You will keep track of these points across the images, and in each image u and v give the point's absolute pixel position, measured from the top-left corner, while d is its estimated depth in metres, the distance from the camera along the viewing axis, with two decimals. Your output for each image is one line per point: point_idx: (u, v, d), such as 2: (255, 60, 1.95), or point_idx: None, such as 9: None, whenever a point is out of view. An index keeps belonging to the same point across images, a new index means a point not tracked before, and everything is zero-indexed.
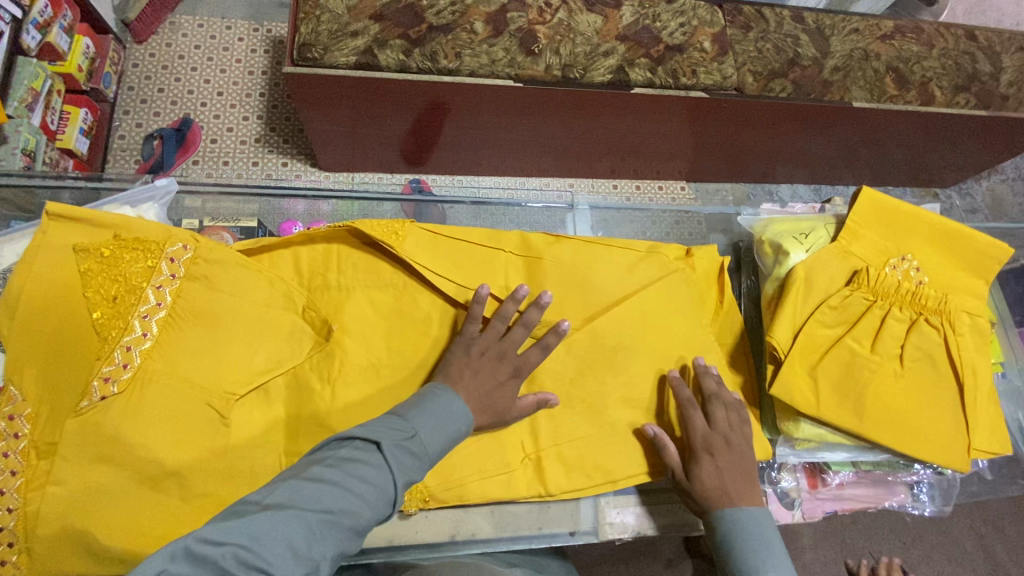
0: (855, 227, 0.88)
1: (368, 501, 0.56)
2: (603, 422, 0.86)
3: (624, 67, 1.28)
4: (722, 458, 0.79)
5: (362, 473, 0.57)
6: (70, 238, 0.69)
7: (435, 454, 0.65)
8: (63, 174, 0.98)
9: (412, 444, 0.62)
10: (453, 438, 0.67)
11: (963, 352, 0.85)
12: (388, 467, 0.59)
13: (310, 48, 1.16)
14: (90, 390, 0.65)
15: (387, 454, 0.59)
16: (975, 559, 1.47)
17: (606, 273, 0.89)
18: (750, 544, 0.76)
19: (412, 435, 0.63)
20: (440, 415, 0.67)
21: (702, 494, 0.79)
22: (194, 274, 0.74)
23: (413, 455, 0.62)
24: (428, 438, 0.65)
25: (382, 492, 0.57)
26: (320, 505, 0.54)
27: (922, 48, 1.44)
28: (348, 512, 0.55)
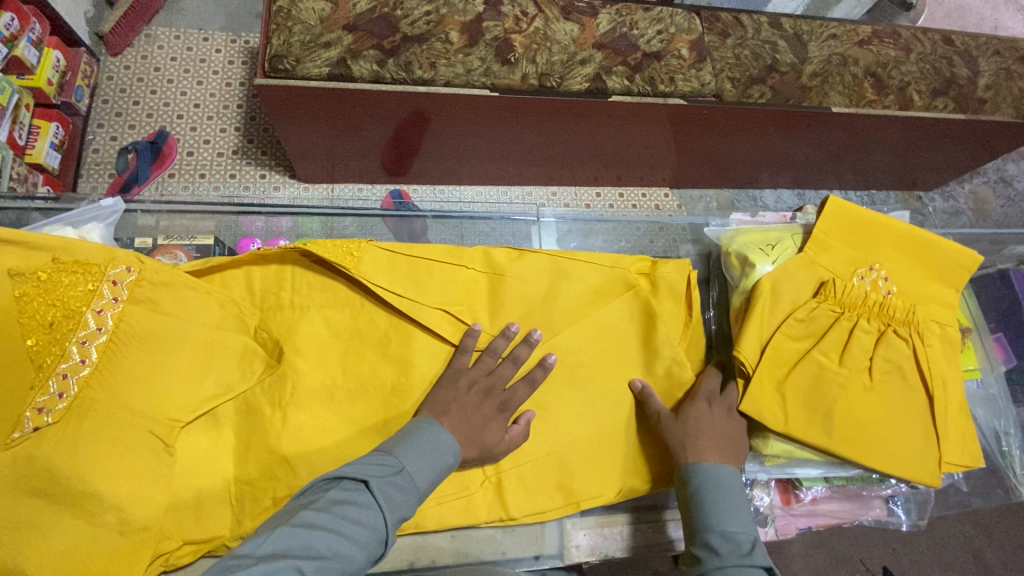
0: (822, 238, 0.87)
1: (362, 543, 0.55)
2: (567, 440, 0.84)
3: (601, 76, 1.26)
4: (717, 415, 0.79)
5: (353, 515, 0.56)
6: (4, 261, 0.66)
7: (425, 488, 0.65)
8: (26, 195, 0.96)
9: (399, 480, 0.62)
10: (439, 472, 0.67)
11: (932, 364, 0.83)
12: (379, 507, 0.58)
13: (280, 59, 1.14)
14: (22, 421, 0.63)
15: (376, 492, 0.59)
16: (964, 564, 1.46)
17: (573, 288, 0.88)
18: (723, 503, 0.71)
19: (398, 470, 0.63)
20: (426, 450, 0.67)
21: (677, 425, 0.79)
22: (137, 296, 0.72)
23: (403, 493, 0.62)
24: (416, 475, 0.64)
25: (374, 531, 0.56)
26: (314, 551, 0.53)
27: (901, 52, 1.43)
28: (341, 556, 0.54)
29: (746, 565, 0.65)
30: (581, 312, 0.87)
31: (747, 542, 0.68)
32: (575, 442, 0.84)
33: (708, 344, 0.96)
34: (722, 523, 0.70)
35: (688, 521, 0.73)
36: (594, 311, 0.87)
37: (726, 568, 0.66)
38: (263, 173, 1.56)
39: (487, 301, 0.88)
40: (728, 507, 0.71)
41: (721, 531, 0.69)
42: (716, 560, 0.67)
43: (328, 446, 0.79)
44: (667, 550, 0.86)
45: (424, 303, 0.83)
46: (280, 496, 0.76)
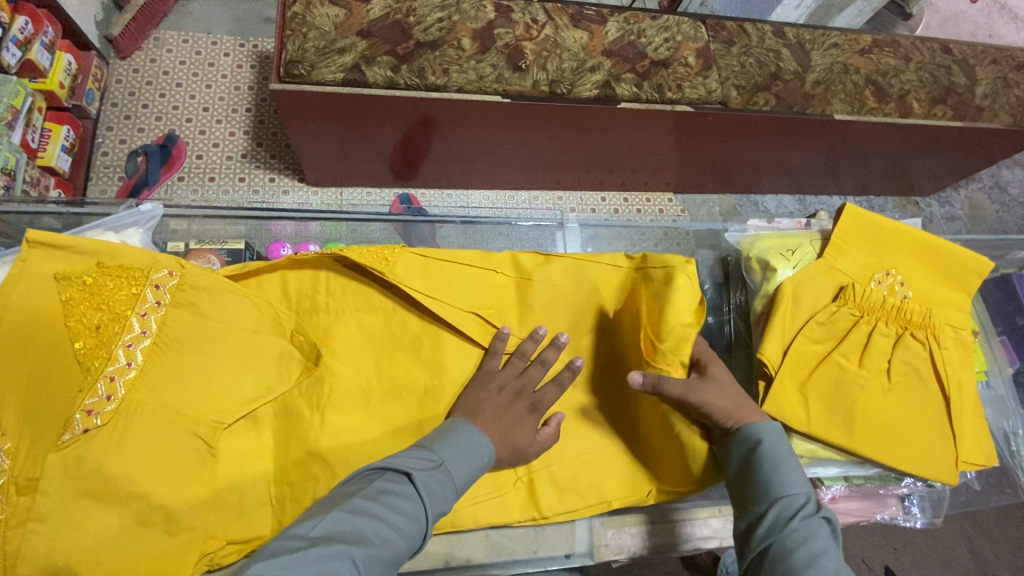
0: (840, 244, 0.90)
1: (405, 535, 0.57)
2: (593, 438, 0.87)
3: (610, 83, 1.29)
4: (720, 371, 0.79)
5: (398, 505, 0.57)
6: (53, 266, 0.68)
7: (462, 485, 0.66)
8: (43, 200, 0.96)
9: (439, 474, 0.63)
10: (475, 470, 0.68)
11: (948, 366, 0.86)
12: (422, 499, 0.60)
13: (296, 64, 1.16)
14: (72, 422, 0.64)
15: (419, 484, 0.60)
16: (965, 562, 1.50)
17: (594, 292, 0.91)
18: (779, 466, 0.69)
19: (440, 465, 0.64)
20: (466, 449, 0.68)
21: (711, 388, 0.74)
22: (179, 301, 0.73)
23: (444, 487, 0.63)
24: (457, 472, 0.65)
25: (417, 522, 0.58)
26: (362, 538, 0.54)
27: (899, 61, 1.47)
28: (386, 544, 0.55)
29: (812, 526, 0.63)
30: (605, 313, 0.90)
31: (803, 502, 0.66)
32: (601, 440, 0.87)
33: (728, 347, 0.99)
34: (784, 484, 0.67)
35: (742, 486, 0.70)
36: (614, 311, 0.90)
37: (785, 528, 0.64)
38: (272, 176, 1.57)
39: (516, 306, 0.90)
40: (790, 470, 0.69)
41: (777, 496, 0.66)
42: (776, 521, 0.65)
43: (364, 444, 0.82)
44: (692, 547, 0.88)
45: (457, 308, 0.86)
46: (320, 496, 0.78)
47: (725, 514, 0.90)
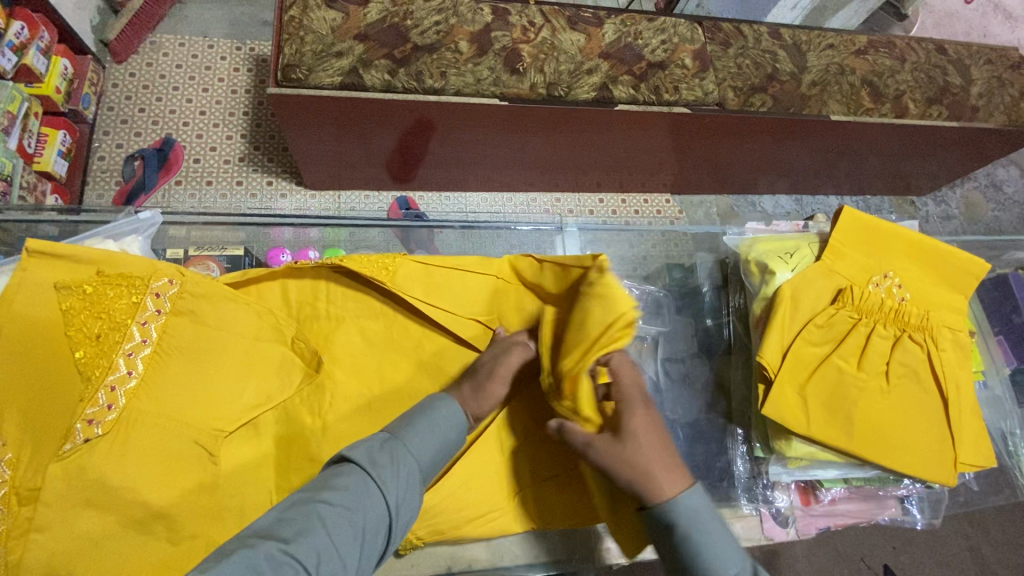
0: (838, 247, 0.91)
1: (357, 514, 0.57)
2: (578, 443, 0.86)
3: (607, 85, 1.29)
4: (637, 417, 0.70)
5: (340, 487, 0.58)
6: (52, 275, 0.68)
7: (431, 453, 0.65)
8: (41, 208, 0.96)
9: (393, 449, 0.63)
10: (443, 437, 0.68)
11: (946, 369, 0.86)
12: (366, 473, 0.60)
13: (294, 68, 1.15)
14: (74, 432, 0.64)
15: (358, 462, 0.60)
16: (963, 561, 1.51)
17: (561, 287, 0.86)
18: (700, 542, 0.63)
19: (388, 439, 0.64)
20: (421, 420, 0.67)
21: (614, 452, 0.68)
22: (180, 309, 0.73)
23: (400, 459, 0.62)
24: (415, 441, 0.65)
25: (367, 497, 0.58)
26: (304, 527, 0.55)
27: (895, 62, 1.48)
28: (333, 525, 0.56)
29: None
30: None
31: None
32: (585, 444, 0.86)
33: (728, 348, 1.03)
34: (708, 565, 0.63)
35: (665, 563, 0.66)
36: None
37: None
38: (270, 180, 1.57)
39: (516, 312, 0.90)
40: (714, 542, 0.64)
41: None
42: None
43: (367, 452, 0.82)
44: None
45: (455, 312, 0.87)
46: None
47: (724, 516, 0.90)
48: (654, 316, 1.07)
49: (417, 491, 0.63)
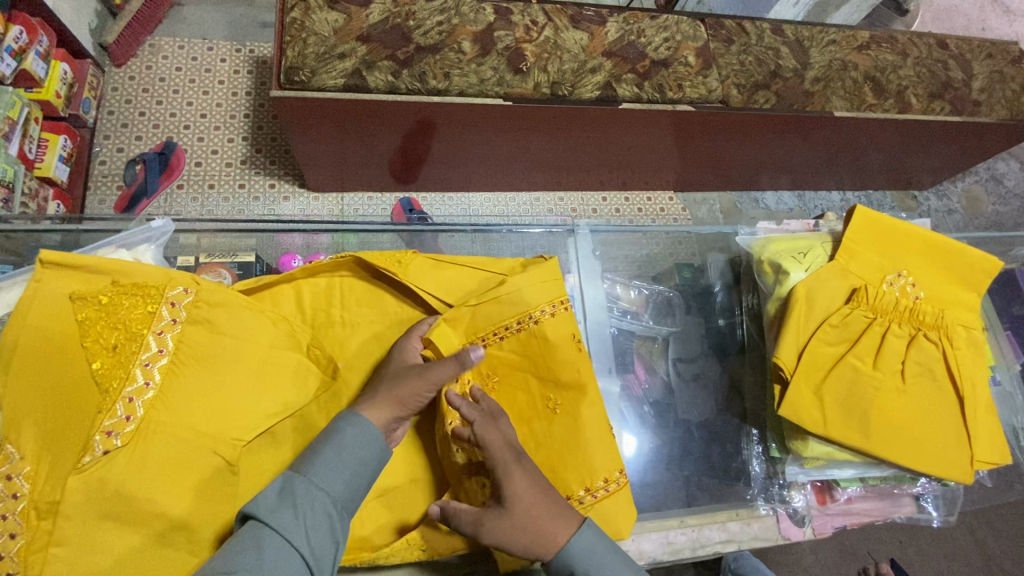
0: (851, 246, 0.91)
1: (266, 567, 0.56)
2: (571, 439, 0.81)
3: (611, 83, 1.29)
4: (515, 477, 0.68)
5: (254, 556, 0.56)
6: (66, 287, 0.69)
7: (345, 486, 0.64)
8: (40, 218, 0.95)
9: (303, 499, 0.61)
10: (353, 463, 0.65)
11: (961, 367, 0.86)
12: (268, 524, 0.59)
13: (296, 71, 1.14)
14: (93, 444, 0.63)
15: (257, 513, 0.59)
16: (968, 554, 1.52)
17: (492, 303, 0.83)
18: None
19: (286, 481, 0.62)
20: (325, 452, 0.65)
21: (500, 524, 0.66)
22: (196, 317, 0.73)
23: (304, 499, 0.61)
24: (320, 473, 0.63)
25: (287, 559, 0.57)
26: None
27: (897, 57, 1.48)
28: None
29: None
30: (516, 331, 0.83)
31: None
32: (575, 439, 0.80)
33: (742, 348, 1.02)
34: None
35: None
36: (519, 325, 0.83)
37: None
38: (273, 183, 1.56)
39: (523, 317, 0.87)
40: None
41: None
42: None
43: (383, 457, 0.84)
44: (708, 549, 0.88)
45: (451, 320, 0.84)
46: None
47: (741, 517, 0.90)
48: (666, 316, 1.08)
49: (335, 525, 0.62)
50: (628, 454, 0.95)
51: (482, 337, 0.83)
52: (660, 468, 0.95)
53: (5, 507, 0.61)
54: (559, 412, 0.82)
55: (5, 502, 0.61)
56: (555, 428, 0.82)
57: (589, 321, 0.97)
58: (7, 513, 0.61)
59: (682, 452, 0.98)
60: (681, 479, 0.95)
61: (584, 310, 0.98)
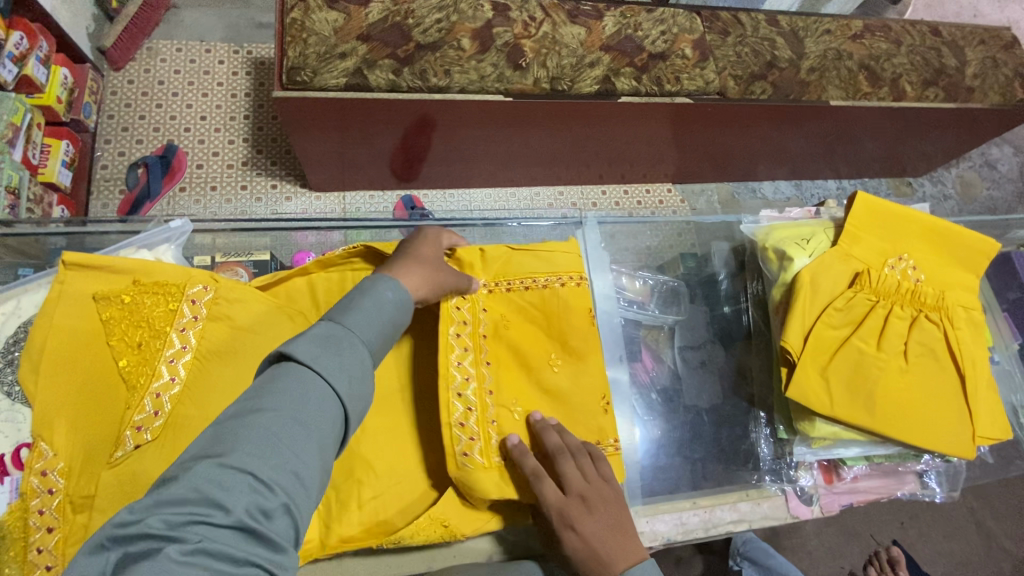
0: (853, 231, 0.93)
1: (306, 410, 0.51)
2: (568, 396, 0.84)
3: (610, 77, 1.29)
4: (582, 520, 0.72)
5: (293, 389, 0.52)
6: (89, 287, 0.70)
7: (377, 339, 0.61)
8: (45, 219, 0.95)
9: (341, 343, 0.56)
10: (384, 322, 0.63)
11: (962, 345, 0.89)
12: (310, 367, 0.54)
13: (298, 71, 1.15)
14: (124, 439, 0.65)
15: (298, 356, 0.54)
16: (968, 532, 1.55)
17: (529, 258, 0.91)
18: None
19: (325, 328, 0.57)
20: (362, 308, 0.62)
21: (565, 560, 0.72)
22: (216, 314, 0.74)
23: (345, 346, 0.57)
24: (357, 326, 0.59)
25: (329, 396, 0.53)
26: (260, 436, 0.49)
27: (891, 46, 1.49)
28: (294, 431, 0.50)
29: None
30: (543, 286, 0.89)
31: None
32: (573, 398, 0.84)
33: (748, 335, 1.05)
34: None
35: None
36: (547, 283, 0.89)
37: None
38: (275, 183, 1.57)
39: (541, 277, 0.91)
40: None
41: None
42: None
43: (400, 443, 0.87)
44: (721, 529, 0.91)
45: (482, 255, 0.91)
46: (365, 499, 0.81)
47: (752, 497, 0.93)
48: (671, 304, 1.11)
49: (369, 379, 0.58)
50: (641, 442, 0.97)
51: (509, 280, 0.88)
52: (671, 453, 0.98)
53: (41, 502, 0.62)
54: (559, 369, 0.85)
55: (41, 497, 0.62)
56: (553, 380, 0.84)
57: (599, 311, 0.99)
58: (42, 509, 0.62)
59: (692, 436, 1.00)
60: (693, 462, 0.98)
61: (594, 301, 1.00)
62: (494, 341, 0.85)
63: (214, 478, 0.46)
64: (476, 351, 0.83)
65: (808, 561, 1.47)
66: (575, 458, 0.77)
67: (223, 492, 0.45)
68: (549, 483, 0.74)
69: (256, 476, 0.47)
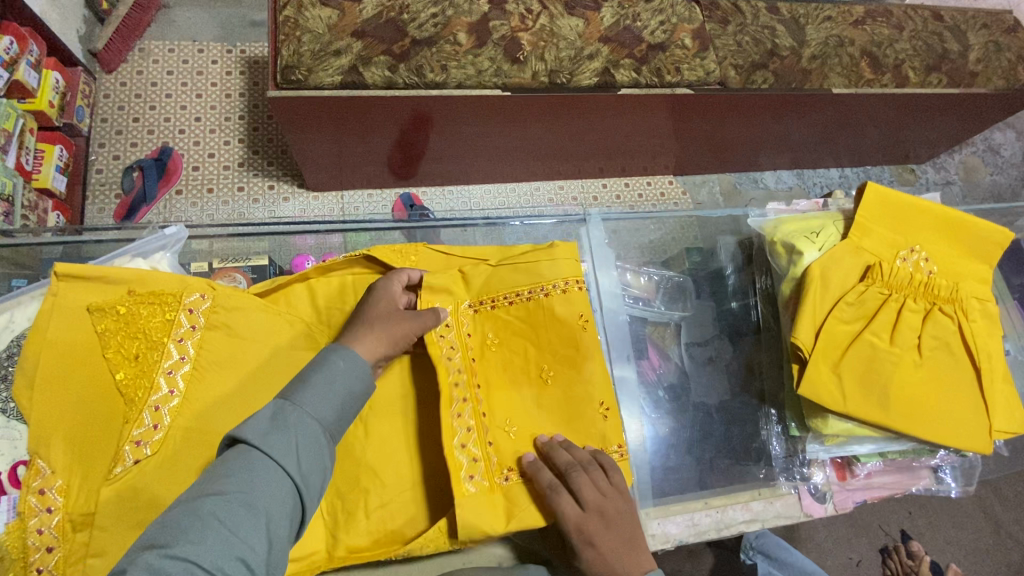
0: (864, 224, 0.91)
1: (253, 493, 0.52)
2: (563, 409, 0.82)
3: (609, 69, 1.27)
4: (600, 537, 0.71)
5: (243, 476, 0.53)
6: (84, 298, 0.69)
7: (334, 414, 0.61)
8: (40, 230, 0.94)
9: (292, 425, 0.57)
10: (344, 392, 0.62)
11: (977, 338, 0.87)
12: (261, 450, 0.54)
13: (292, 69, 1.13)
14: (123, 455, 0.63)
15: (249, 440, 0.55)
16: (977, 522, 1.54)
17: (512, 271, 0.87)
18: None
19: (279, 406, 0.58)
20: (317, 379, 0.62)
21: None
22: (214, 323, 0.72)
23: (296, 426, 0.57)
24: (312, 402, 0.59)
25: (278, 481, 0.54)
26: (206, 525, 0.49)
27: (893, 31, 1.46)
28: (241, 521, 0.51)
29: None
30: (526, 298, 0.86)
31: None
32: (569, 408, 0.82)
33: (758, 331, 1.03)
34: None
35: None
36: (531, 294, 0.86)
37: None
38: (272, 184, 1.55)
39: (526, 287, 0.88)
40: None
41: None
42: None
43: None
44: (733, 528, 0.90)
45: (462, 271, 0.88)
46: (371, 508, 0.79)
47: (763, 496, 0.92)
48: (677, 300, 1.09)
49: (325, 456, 0.58)
50: (649, 440, 0.95)
51: (493, 298, 0.87)
52: (681, 452, 0.96)
53: (40, 521, 0.61)
54: (551, 383, 0.84)
55: (39, 516, 0.61)
56: (545, 397, 0.83)
57: (604, 309, 0.97)
58: (41, 528, 0.60)
59: (702, 435, 0.98)
60: (703, 461, 0.96)
61: (599, 300, 0.98)
62: (482, 365, 0.84)
63: (159, 569, 0.46)
64: (467, 374, 0.81)
65: (816, 554, 1.46)
66: (588, 470, 0.75)
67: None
68: (567, 501, 0.72)
69: (199, 566, 0.47)
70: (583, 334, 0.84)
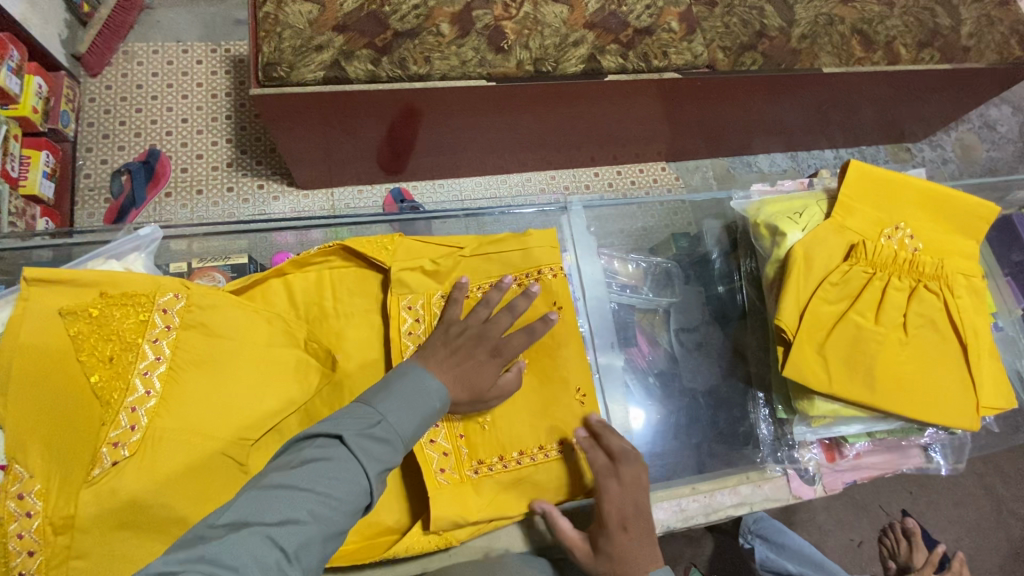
0: (848, 203, 0.90)
1: (339, 493, 0.53)
2: (537, 396, 0.85)
3: (595, 56, 1.24)
4: (629, 531, 0.75)
5: (329, 473, 0.54)
6: (55, 302, 0.69)
7: (414, 437, 0.61)
8: (30, 233, 0.94)
9: (380, 433, 0.58)
10: (427, 420, 0.63)
11: (963, 315, 0.87)
12: (358, 461, 0.56)
13: (274, 66, 1.11)
14: (101, 457, 0.63)
15: (353, 448, 0.56)
16: (979, 499, 1.54)
17: (483, 261, 0.90)
18: None
19: (379, 423, 0.59)
20: (410, 398, 0.62)
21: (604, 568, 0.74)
22: (189, 322, 0.72)
23: (384, 439, 0.58)
24: (401, 418, 0.60)
25: (355, 487, 0.54)
26: (287, 514, 0.51)
27: (884, 7, 1.43)
28: (321, 519, 0.52)
29: None
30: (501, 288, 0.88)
31: None
32: (544, 396, 0.85)
33: (743, 314, 1.02)
34: None
35: None
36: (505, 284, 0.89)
37: None
38: (260, 183, 1.54)
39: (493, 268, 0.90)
40: None
41: None
42: None
43: None
44: (721, 511, 0.90)
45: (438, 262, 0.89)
46: None
47: (752, 480, 0.92)
48: (665, 287, 1.08)
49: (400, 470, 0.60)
50: (640, 428, 0.95)
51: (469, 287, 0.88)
52: (668, 438, 0.96)
53: (20, 526, 0.60)
54: (526, 372, 0.86)
55: (19, 521, 0.61)
56: (519, 384, 0.85)
57: (588, 298, 0.97)
58: (21, 532, 0.60)
59: (689, 420, 0.98)
60: (692, 447, 0.96)
61: (582, 288, 0.98)
62: None
63: (253, 549, 0.48)
64: None
65: (817, 536, 1.46)
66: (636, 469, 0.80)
67: (254, 565, 0.48)
68: (613, 484, 0.78)
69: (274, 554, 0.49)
70: (556, 324, 0.88)
